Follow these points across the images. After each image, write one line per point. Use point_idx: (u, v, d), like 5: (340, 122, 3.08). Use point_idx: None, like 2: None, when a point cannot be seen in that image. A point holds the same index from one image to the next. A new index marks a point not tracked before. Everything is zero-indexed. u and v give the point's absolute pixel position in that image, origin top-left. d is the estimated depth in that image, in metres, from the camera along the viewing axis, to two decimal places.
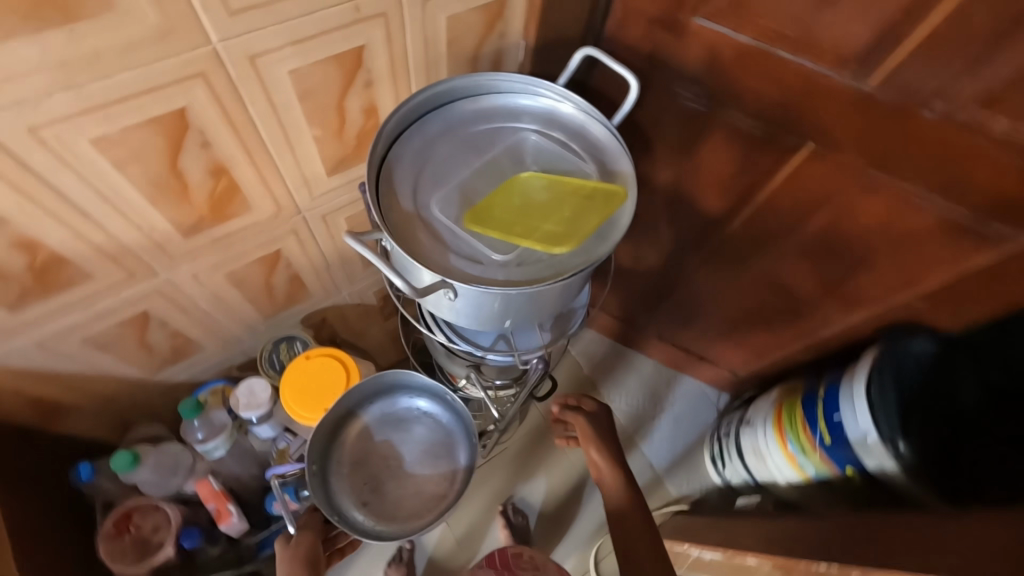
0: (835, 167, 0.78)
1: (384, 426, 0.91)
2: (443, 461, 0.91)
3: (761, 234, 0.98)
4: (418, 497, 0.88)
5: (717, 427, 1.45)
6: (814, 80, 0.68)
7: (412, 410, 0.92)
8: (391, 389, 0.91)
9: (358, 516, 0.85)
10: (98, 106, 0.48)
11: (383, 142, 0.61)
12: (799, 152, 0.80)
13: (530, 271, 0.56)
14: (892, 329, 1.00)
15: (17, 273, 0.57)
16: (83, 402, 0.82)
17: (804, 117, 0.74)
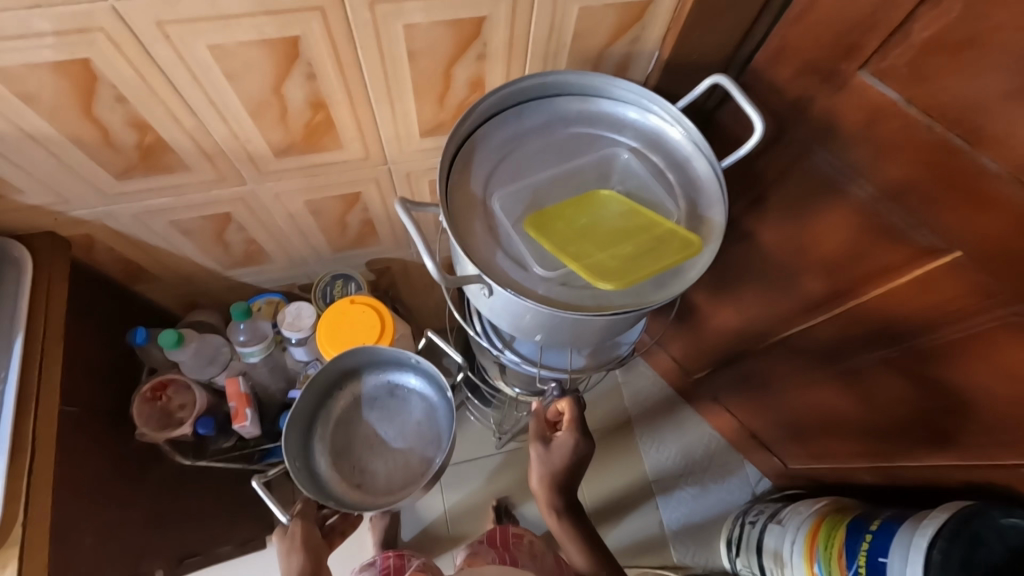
0: (977, 288, 0.65)
1: (360, 408, 0.93)
2: (424, 429, 0.92)
3: (862, 333, 0.85)
4: (407, 473, 0.89)
5: (744, 511, 1.33)
6: (984, 182, 0.56)
7: (384, 384, 0.94)
8: (354, 372, 0.93)
9: (355, 496, 0.88)
10: (223, 16, 0.50)
11: (474, 119, 0.60)
12: (939, 255, 0.66)
13: (572, 296, 0.52)
14: (995, 492, 0.84)
15: (127, 149, 0.63)
16: (160, 274, 0.91)
17: (956, 218, 0.61)
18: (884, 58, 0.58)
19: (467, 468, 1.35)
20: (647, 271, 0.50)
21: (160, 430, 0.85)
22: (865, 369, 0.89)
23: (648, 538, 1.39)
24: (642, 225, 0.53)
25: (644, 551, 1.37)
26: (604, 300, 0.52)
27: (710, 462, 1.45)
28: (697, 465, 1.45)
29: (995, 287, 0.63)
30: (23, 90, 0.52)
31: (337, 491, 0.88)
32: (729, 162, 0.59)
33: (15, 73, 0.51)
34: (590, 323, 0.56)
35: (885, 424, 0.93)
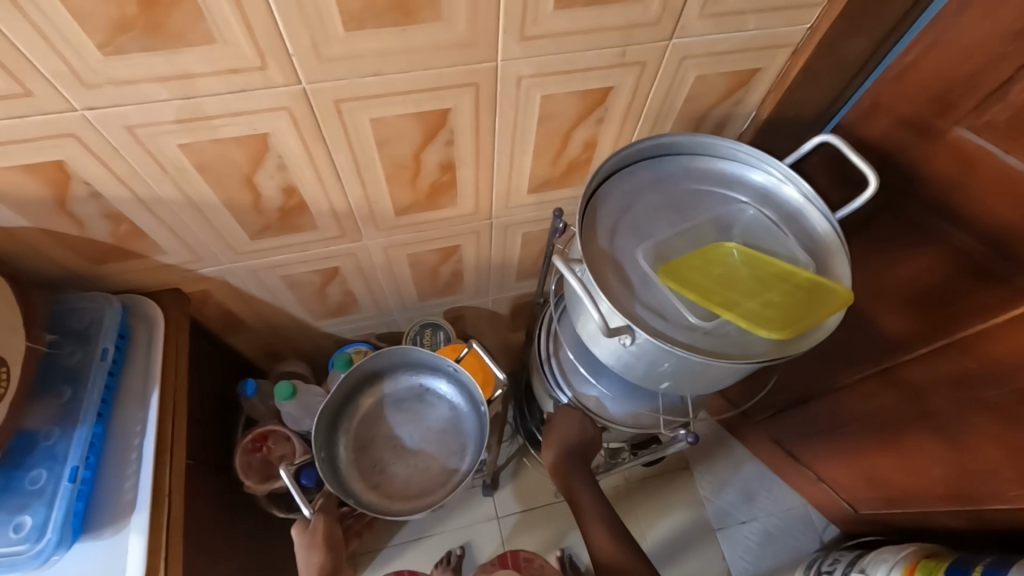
0: None
1: (386, 408, 0.93)
2: (450, 437, 0.91)
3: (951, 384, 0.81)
4: (427, 479, 0.88)
5: (817, 559, 1.28)
6: None
7: (413, 387, 0.94)
8: (388, 371, 0.93)
9: (371, 496, 0.87)
10: (391, 93, 0.55)
11: (599, 177, 0.64)
12: None
13: (717, 345, 0.55)
14: None
15: (271, 210, 0.67)
16: (259, 326, 0.94)
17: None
18: (981, 115, 0.58)
19: (533, 516, 1.28)
20: (806, 323, 0.52)
21: (262, 481, 0.86)
22: (943, 409, 0.84)
23: None
24: (785, 277, 0.56)
25: None
26: (751, 349, 0.55)
27: (774, 503, 1.41)
28: (760, 508, 1.41)
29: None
30: (202, 160, 0.57)
31: (354, 488, 0.86)
32: (844, 212, 0.62)
33: (199, 147, 0.56)
34: (733, 372, 0.58)
35: (966, 469, 0.86)
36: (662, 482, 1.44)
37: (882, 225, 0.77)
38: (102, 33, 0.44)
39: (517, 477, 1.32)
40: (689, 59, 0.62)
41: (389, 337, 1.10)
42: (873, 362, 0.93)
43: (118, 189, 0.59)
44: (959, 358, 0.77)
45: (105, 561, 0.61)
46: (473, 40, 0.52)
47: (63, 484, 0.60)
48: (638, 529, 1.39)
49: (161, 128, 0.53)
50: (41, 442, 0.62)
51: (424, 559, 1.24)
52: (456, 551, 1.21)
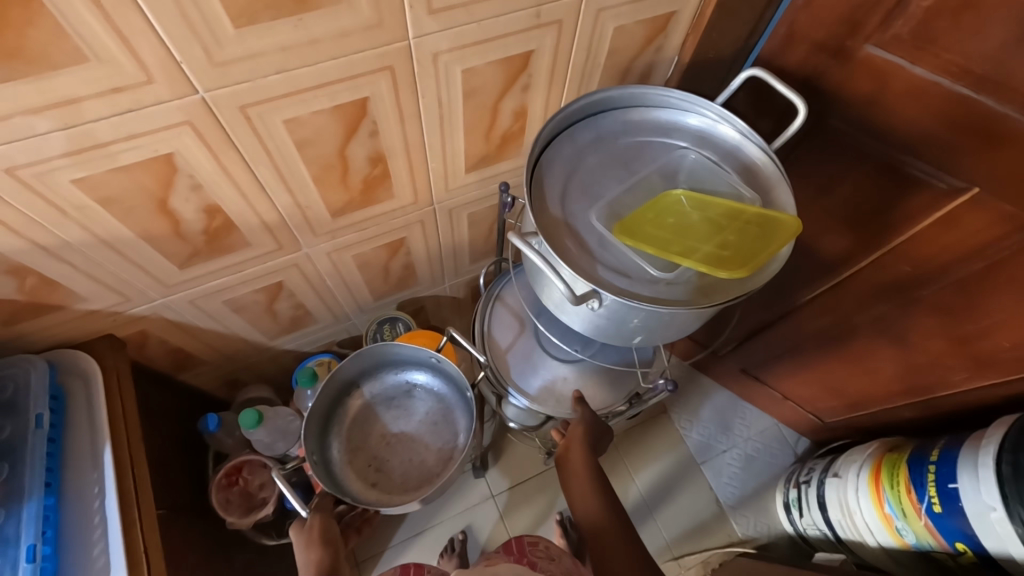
0: (998, 219, 0.65)
1: (375, 407, 0.91)
2: (442, 427, 0.90)
3: (889, 293, 0.86)
4: (424, 469, 0.87)
5: (795, 471, 1.37)
6: (995, 122, 0.57)
7: (399, 382, 0.92)
8: (371, 370, 0.90)
9: (370, 494, 0.85)
10: (302, 89, 0.51)
11: (537, 146, 0.63)
12: (957, 196, 0.67)
13: (683, 293, 0.56)
14: None
15: (195, 235, 0.62)
16: (209, 358, 0.88)
17: (965, 159, 0.62)
18: (887, 29, 0.60)
19: (528, 487, 1.30)
20: (763, 256, 0.53)
21: (246, 514, 0.83)
22: (888, 313, 0.90)
23: (707, 518, 1.40)
24: (735, 215, 0.57)
25: (705, 532, 1.38)
26: (717, 291, 0.56)
27: (750, 429, 1.49)
28: (738, 435, 1.48)
29: (1019, 215, 0.63)
30: (104, 193, 0.52)
31: (352, 488, 0.85)
32: (779, 143, 0.64)
33: (98, 179, 0.50)
34: (702, 316, 0.59)
35: (915, 364, 0.93)
36: (645, 429, 1.49)
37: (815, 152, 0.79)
38: None
39: (505, 455, 1.33)
40: (605, 12, 0.60)
41: (350, 342, 1.06)
42: (819, 283, 0.97)
43: (13, 240, 0.52)
44: (896, 265, 0.82)
45: None
46: (379, 20, 0.49)
47: (21, 565, 0.55)
48: (629, 477, 1.44)
49: (49, 166, 0.47)
50: None
51: (427, 551, 1.24)
52: (458, 537, 1.22)
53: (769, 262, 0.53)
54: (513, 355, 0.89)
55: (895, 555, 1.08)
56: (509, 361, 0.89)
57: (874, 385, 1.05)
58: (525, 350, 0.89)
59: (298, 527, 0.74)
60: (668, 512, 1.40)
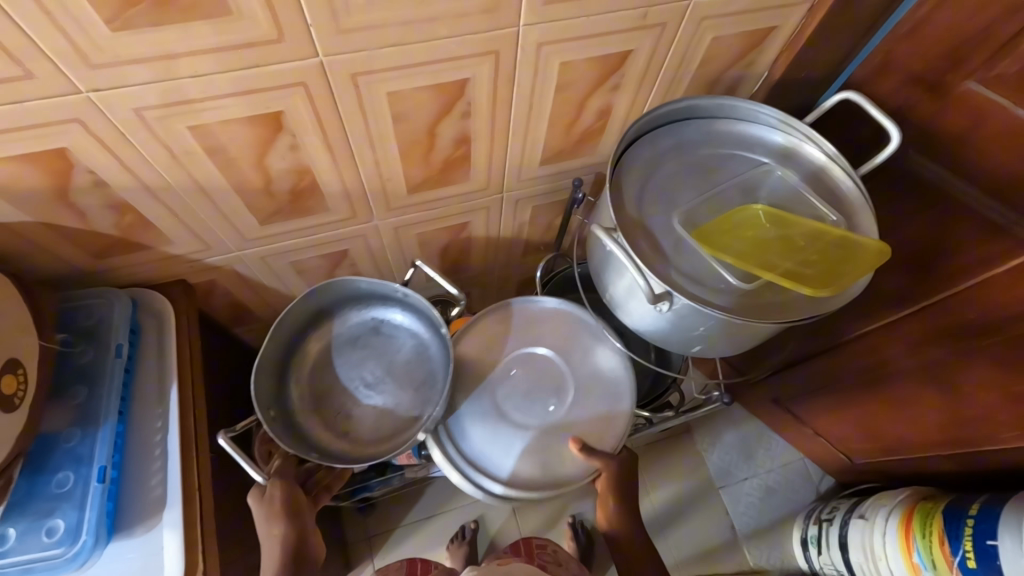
0: None
1: (341, 349, 0.84)
2: (417, 368, 0.82)
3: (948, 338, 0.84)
4: (397, 415, 0.79)
5: (816, 508, 1.34)
6: None
7: (366, 322, 0.85)
8: (333, 309, 0.83)
9: (340, 444, 0.78)
10: (410, 64, 0.53)
11: (622, 146, 0.64)
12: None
13: (758, 308, 0.56)
14: None
15: (281, 193, 0.64)
16: (266, 315, 0.91)
17: None
18: (993, 67, 0.59)
19: None
20: (849, 280, 0.53)
21: None
22: (942, 360, 0.87)
23: (719, 543, 1.38)
24: (817, 237, 0.56)
25: (715, 556, 1.37)
26: (790, 310, 0.56)
27: (773, 461, 1.46)
28: (759, 464, 1.46)
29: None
30: (212, 142, 0.55)
31: (319, 439, 0.78)
32: (866, 170, 0.63)
33: (210, 129, 0.53)
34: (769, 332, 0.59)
35: (963, 417, 0.89)
36: (666, 445, 1.48)
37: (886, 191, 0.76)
38: (110, 6, 0.41)
39: None
40: (708, 21, 0.61)
41: None
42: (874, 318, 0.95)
43: (124, 177, 0.56)
44: (962, 311, 0.78)
45: (138, 562, 0.60)
46: (494, 5, 0.50)
47: (91, 485, 0.59)
48: (645, 492, 1.43)
49: (172, 110, 0.50)
50: (63, 444, 0.60)
51: (439, 535, 1.26)
52: (471, 526, 1.23)
53: (855, 287, 0.53)
54: (494, 446, 0.73)
55: None
56: (497, 454, 0.72)
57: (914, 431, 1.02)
58: (499, 431, 0.74)
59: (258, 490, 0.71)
60: (680, 531, 1.39)
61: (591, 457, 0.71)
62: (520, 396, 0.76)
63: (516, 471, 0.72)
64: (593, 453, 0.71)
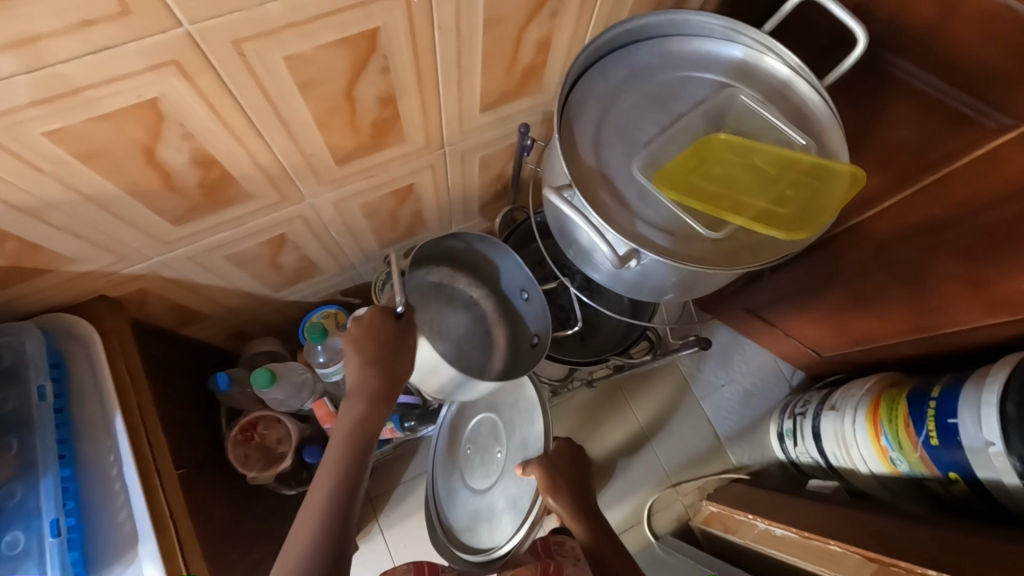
0: None
1: (431, 292, 0.84)
2: (473, 358, 0.83)
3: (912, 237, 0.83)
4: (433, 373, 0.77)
5: (790, 403, 1.41)
6: None
7: (467, 293, 0.86)
8: (462, 260, 0.86)
9: None
10: (303, 21, 0.44)
11: (567, 86, 0.57)
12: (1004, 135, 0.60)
13: (729, 253, 0.53)
14: None
15: (190, 189, 0.56)
16: (213, 312, 0.84)
17: (1016, 98, 0.56)
18: None
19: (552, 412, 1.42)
20: (824, 215, 0.50)
21: (266, 469, 0.82)
22: (907, 257, 0.85)
23: (704, 447, 1.45)
24: (788, 165, 0.52)
25: (701, 460, 1.44)
26: (763, 250, 0.53)
27: (748, 365, 1.51)
28: (735, 371, 1.50)
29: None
30: (81, 145, 0.46)
31: None
32: (832, 80, 0.58)
33: (75, 131, 0.44)
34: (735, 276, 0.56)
35: (926, 306, 0.91)
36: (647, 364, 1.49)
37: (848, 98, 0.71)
38: None
39: None
40: None
41: (356, 292, 1.02)
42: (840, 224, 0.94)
43: None
44: (924, 207, 0.76)
45: None
46: None
47: (47, 540, 0.54)
48: (630, 411, 1.46)
49: (17, 118, 0.41)
50: (4, 504, 0.54)
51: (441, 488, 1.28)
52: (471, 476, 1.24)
53: (830, 224, 0.50)
54: (485, 508, 0.92)
55: (885, 484, 1.11)
56: (491, 513, 0.91)
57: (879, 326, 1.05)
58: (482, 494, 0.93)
59: (385, 312, 0.64)
60: (668, 443, 1.45)
61: (528, 471, 0.85)
62: (479, 457, 0.95)
63: (506, 522, 0.89)
64: (527, 467, 0.85)
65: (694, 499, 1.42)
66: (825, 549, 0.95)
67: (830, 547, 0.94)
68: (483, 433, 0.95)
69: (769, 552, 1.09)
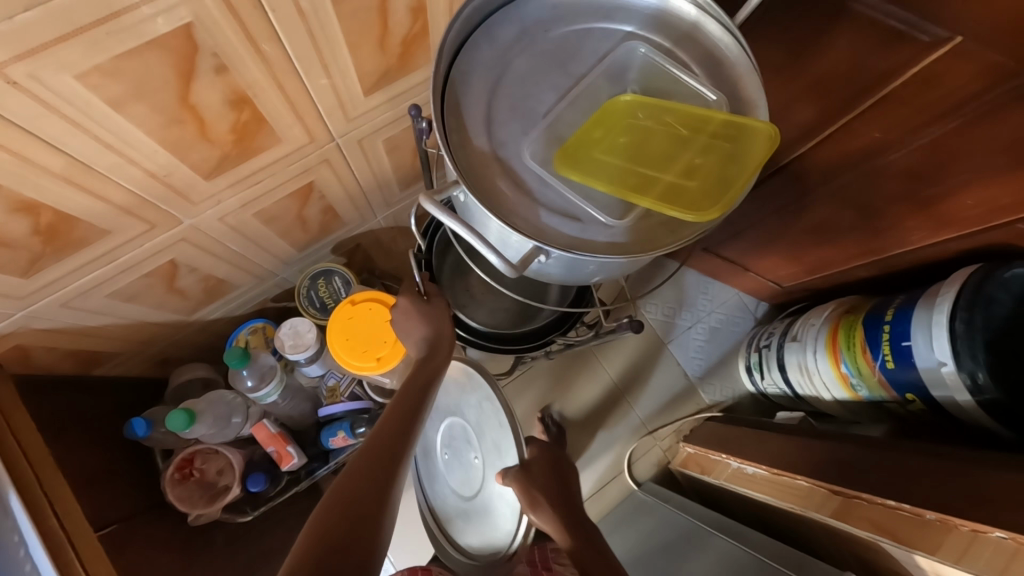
0: (983, 73, 0.54)
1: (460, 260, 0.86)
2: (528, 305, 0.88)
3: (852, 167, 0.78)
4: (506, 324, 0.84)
5: (754, 336, 1.36)
6: None
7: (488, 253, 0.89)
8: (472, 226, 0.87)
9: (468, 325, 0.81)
10: (77, 31, 0.36)
11: (445, 59, 0.49)
12: (933, 51, 0.55)
13: (644, 234, 0.48)
14: (994, 254, 0.81)
15: (24, 238, 0.48)
16: (123, 350, 0.76)
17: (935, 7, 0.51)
18: None
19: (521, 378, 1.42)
20: (740, 184, 0.45)
21: (210, 504, 0.78)
22: (853, 183, 0.80)
23: (677, 391, 1.43)
24: (700, 125, 0.46)
25: (674, 405, 1.43)
26: (682, 225, 0.48)
27: (712, 303, 1.47)
28: (699, 311, 1.46)
29: (1008, 65, 0.52)
30: None
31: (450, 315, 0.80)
32: (745, 15, 0.50)
33: None
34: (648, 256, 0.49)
35: (877, 233, 0.88)
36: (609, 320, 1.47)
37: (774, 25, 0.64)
38: None
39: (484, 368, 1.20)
40: None
41: (288, 295, 0.94)
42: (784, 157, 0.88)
43: None
44: (863, 131, 0.71)
45: None
46: None
47: None
48: (599, 367, 1.44)
49: None
50: None
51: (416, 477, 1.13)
52: None
53: (746, 195, 0.44)
54: (474, 505, 0.87)
55: (849, 409, 1.07)
56: (480, 511, 0.87)
57: (834, 257, 1.02)
58: (467, 493, 0.89)
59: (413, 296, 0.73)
60: (642, 394, 1.43)
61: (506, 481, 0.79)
62: (460, 461, 0.90)
63: (495, 519, 0.84)
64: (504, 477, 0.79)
65: (671, 443, 1.42)
66: (793, 484, 0.96)
67: (796, 482, 0.95)
68: (459, 438, 0.90)
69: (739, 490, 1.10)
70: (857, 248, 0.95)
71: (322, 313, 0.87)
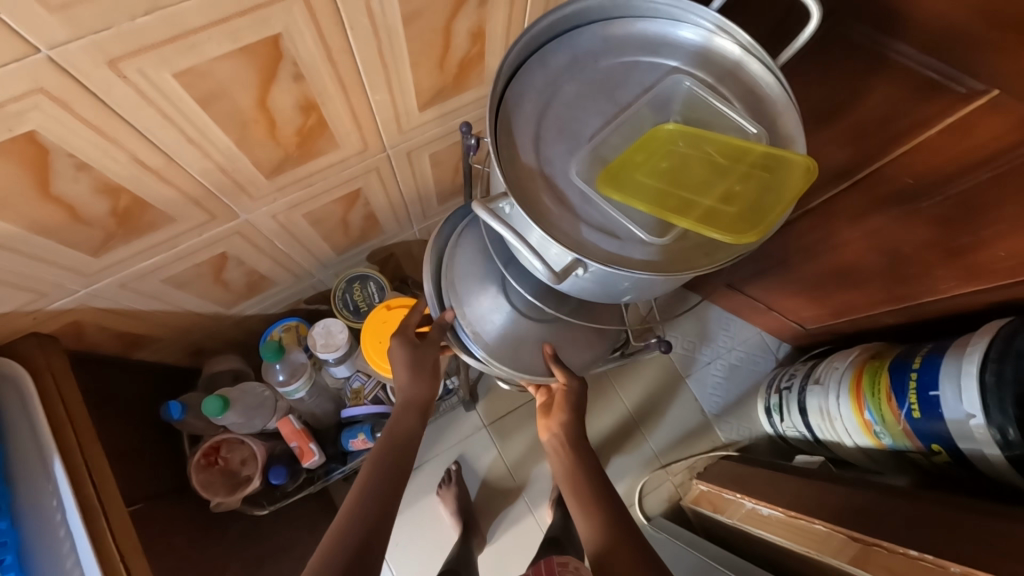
0: (1020, 124, 0.55)
1: None
2: None
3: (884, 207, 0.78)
4: None
5: (776, 377, 1.35)
6: None
7: None
8: None
9: None
10: (183, 34, 0.40)
11: (501, 81, 0.52)
12: (975, 101, 0.56)
13: (679, 255, 0.50)
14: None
15: (101, 219, 0.53)
16: (164, 336, 0.80)
17: (977, 62, 0.52)
18: None
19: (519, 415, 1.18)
20: (777, 211, 0.47)
21: (231, 493, 0.80)
22: (883, 226, 0.81)
23: (693, 427, 1.42)
24: (739, 155, 0.49)
25: (690, 440, 1.41)
26: (716, 250, 0.50)
27: (733, 340, 1.46)
28: (719, 346, 1.46)
29: None
30: None
31: None
32: (787, 57, 0.53)
33: None
34: (678, 279, 0.52)
35: (906, 279, 0.88)
36: None
37: (815, 68, 0.66)
38: None
39: (495, 388, 1.20)
40: None
41: (320, 298, 0.97)
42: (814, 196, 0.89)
43: None
44: (897, 176, 0.72)
45: None
46: None
47: None
48: (616, 395, 1.43)
49: None
50: None
51: (425, 487, 1.13)
52: (455, 468, 1.12)
53: (781, 222, 0.46)
54: (534, 338, 0.73)
55: (872, 457, 1.05)
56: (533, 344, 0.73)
57: (857, 300, 1.02)
58: (529, 333, 0.73)
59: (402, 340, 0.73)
60: (658, 427, 1.41)
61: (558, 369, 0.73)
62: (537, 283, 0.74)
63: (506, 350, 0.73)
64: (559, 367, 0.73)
65: (684, 479, 1.40)
66: (809, 528, 0.93)
67: (814, 526, 0.92)
68: None
69: (755, 531, 1.08)
70: (884, 293, 0.95)
71: (354, 315, 0.90)
